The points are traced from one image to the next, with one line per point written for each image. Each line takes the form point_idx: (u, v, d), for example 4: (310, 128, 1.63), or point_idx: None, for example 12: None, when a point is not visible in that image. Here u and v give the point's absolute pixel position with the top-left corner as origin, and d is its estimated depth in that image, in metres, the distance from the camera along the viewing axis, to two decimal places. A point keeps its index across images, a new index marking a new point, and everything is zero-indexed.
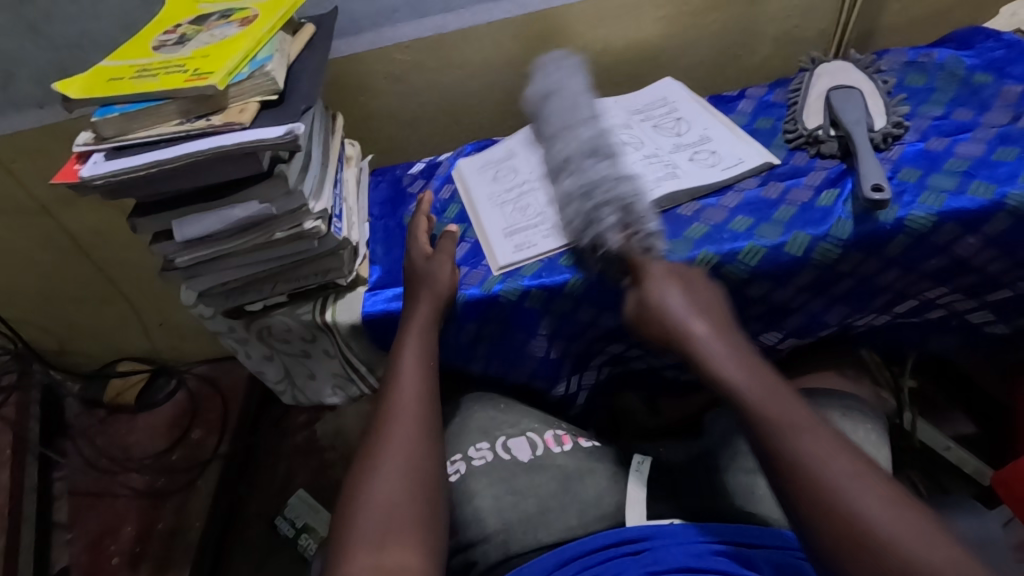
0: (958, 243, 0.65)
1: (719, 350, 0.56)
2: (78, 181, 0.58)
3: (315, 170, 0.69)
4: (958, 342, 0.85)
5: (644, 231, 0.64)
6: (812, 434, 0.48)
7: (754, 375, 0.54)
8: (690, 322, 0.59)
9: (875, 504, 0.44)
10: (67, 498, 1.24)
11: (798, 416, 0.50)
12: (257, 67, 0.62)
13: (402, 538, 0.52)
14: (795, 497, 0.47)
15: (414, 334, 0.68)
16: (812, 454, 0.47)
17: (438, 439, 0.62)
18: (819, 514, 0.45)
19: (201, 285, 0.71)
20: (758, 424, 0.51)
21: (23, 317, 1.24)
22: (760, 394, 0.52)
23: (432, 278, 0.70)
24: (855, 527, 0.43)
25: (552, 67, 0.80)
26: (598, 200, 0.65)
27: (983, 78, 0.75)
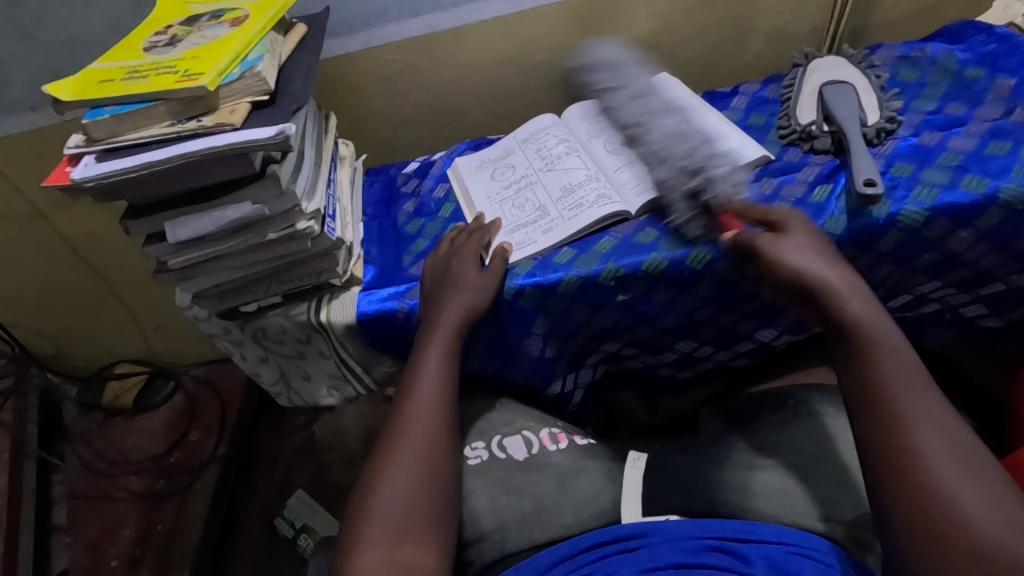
0: (950, 238, 0.65)
1: (854, 296, 0.57)
2: (69, 184, 0.58)
3: (307, 170, 0.69)
4: (953, 337, 0.85)
5: (740, 189, 0.68)
6: (923, 402, 0.51)
7: (881, 325, 0.55)
8: (821, 266, 0.59)
9: (974, 481, 0.47)
10: (66, 501, 1.24)
11: (918, 382, 0.52)
12: (248, 67, 0.62)
13: (417, 536, 0.54)
14: (887, 452, 0.50)
15: (442, 333, 0.65)
16: (929, 430, 0.49)
17: (454, 437, 0.62)
18: (913, 486, 0.48)
19: (195, 286, 0.71)
20: (887, 387, 0.52)
21: (20, 321, 1.24)
22: (884, 349, 0.54)
23: (453, 276, 0.69)
24: (950, 504, 0.46)
25: (602, 50, 0.88)
26: (704, 153, 0.70)
27: (975, 72, 0.75)
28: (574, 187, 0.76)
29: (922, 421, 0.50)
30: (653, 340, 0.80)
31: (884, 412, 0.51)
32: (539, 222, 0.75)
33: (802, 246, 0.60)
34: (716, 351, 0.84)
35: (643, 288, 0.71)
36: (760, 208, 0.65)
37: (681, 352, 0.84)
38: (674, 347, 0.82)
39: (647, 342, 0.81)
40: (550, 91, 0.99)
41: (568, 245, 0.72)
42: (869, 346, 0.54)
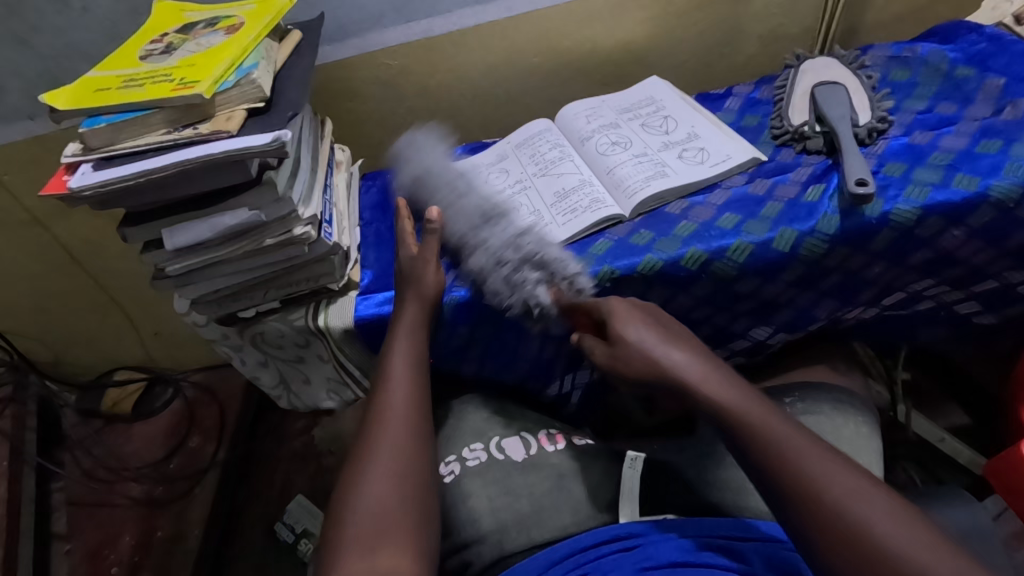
0: (943, 235, 0.66)
1: (704, 380, 0.55)
2: (67, 192, 0.59)
3: (304, 176, 0.70)
4: (947, 333, 0.85)
5: (569, 282, 0.68)
6: (803, 453, 0.49)
7: (748, 403, 0.53)
8: (669, 352, 0.57)
9: (889, 516, 0.45)
10: (65, 509, 1.23)
11: (796, 442, 0.50)
12: (243, 75, 0.62)
13: (394, 538, 0.53)
14: (812, 521, 0.47)
15: (399, 336, 0.68)
16: (823, 472, 0.48)
17: (429, 437, 0.63)
18: (829, 526, 0.46)
19: (193, 293, 0.71)
20: (763, 447, 0.50)
21: (17, 329, 1.24)
22: (759, 425, 0.51)
23: (419, 279, 0.71)
24: (891, 558, 0.43)
25: (419, 146, 0.87)
26: (517, 268, 0.69)
27: (965, 72, 0.76)
28: (567, 190, 0.77)
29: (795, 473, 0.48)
30: None
31: (781, 468, 0.49)
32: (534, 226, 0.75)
33: (655, 338, 0.58)
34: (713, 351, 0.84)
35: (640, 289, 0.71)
36: (593, 308, 0.64)
37: None
38: None
39: None
40: (545, 95, 0.99)
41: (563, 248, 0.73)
42: (739, 418, 0.52)
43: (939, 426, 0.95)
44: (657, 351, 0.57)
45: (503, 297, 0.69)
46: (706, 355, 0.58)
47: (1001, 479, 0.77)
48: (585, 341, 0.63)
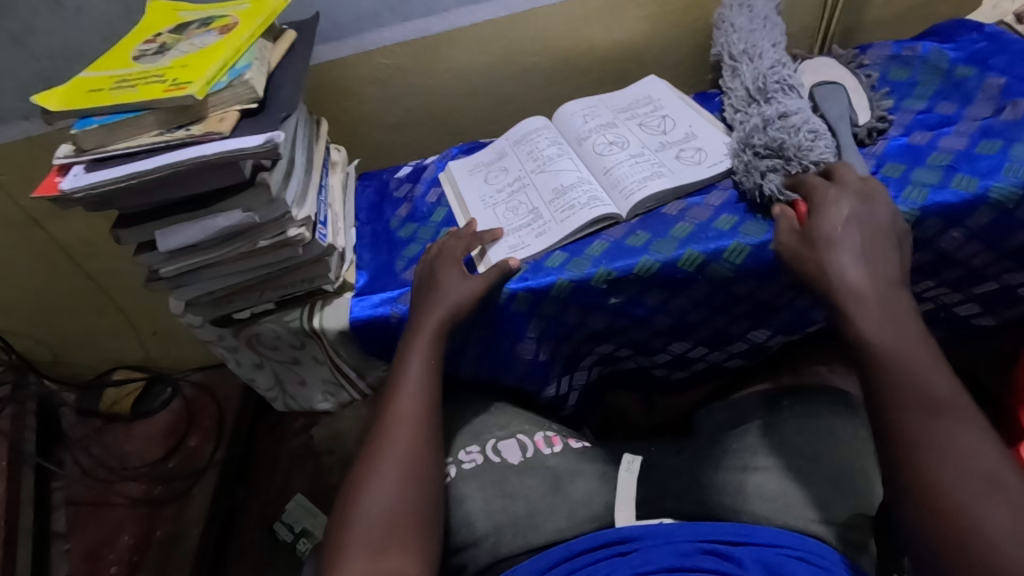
0: (942, 237, 0.65)
1: (870, 303, 0.55)
2: (59, 194, 0.58)
3: (298, 177, 0.69)
4: (948, 335, 0.84)
5: (801, 173, 0.67)
6: (954, 412, 0.49)
7: (906, 342, 0.53)
8: (851, 266, 0.57)
9: (987, 491, 0.45)
10: (65, 508, 1.24)
11: (946, 398, 0.50)
12: (236, 75, 0.61)
13: (401, 546, 0.53)
14: (913, 469, 0.48)
15: (419, 338, 0.67)
16: (945, 433, 0.48)
17: (438, 443, 0.63)
18: (927, 482, 0.47)
19: (188, 294, 0.71)
20: (898, 388, 0.51)
21: (16, 328, 1.24)
22: (913, 365, 0.52)
23: (431, 286, 0.69)
24: (967, 520, 0.45)
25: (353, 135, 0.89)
26: (811, 136, 0.69)
27: (965, 71, 0.75)
28: (563, 190, 0.76)
29: (907, 418, 0.50)
30: (646, 342, 0.80)
31: (893, 404, 0.51)
32: (532, 225, 0.75)
33: (828, 242, 0.59)
34: (711, 352, 0.83)
35: (636, 291, 0.71)
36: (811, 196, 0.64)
37: (675, 354, 0.83)
38: (668, 349, 0.82)
39: (640, 344, 0.81)
40: (542, 94, 0.98)
41: (559, 249, 0.72)
42: (895, 353, 0.53)
43: None
44: (827, 275, 0.58)
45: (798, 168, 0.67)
46: (889, 263, 0.58)
47: None
48: (783, 213, 0.65)
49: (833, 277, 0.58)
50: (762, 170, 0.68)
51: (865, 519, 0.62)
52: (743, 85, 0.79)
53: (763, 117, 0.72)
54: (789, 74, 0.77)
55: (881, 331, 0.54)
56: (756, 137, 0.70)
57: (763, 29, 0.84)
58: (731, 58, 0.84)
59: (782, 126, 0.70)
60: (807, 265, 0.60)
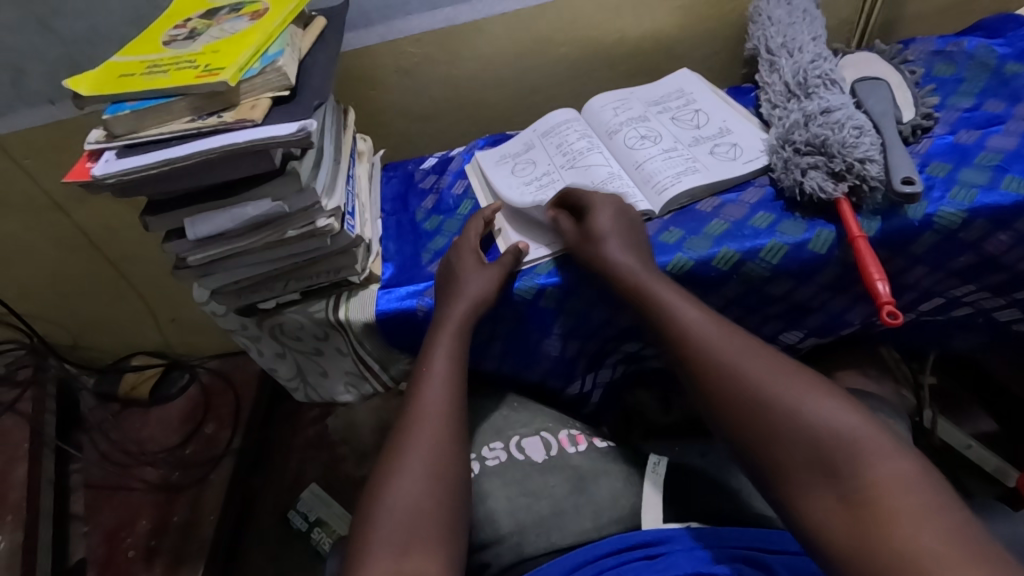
0: (987, 240, 0.63)
1: (696, 322, 0.57)
2: (90, 180, 0.58)
3: (327, 166, 0.68)
4: (983, 340, 0.82)
5: (846, 164, 0.63)
6: (785, 394, 0.49)
7: (731, 347, 0.54)
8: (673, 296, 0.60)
9: (851, 459, 0.44)
10: (83, 491, 1.25)
11: (770, 383, 0.50)
12: (268, 62, 0.60)
13: (426, 545, 0.52)
14: (783, 474, 0.47)
15: (447, 335, 0.66)
16: (789, 428, 0.48)
17: (464, 442, 0.61)
18: (799, 480, 0.46)
19: (214, 283, 0.71)
20: (733, 403, 0.51)
21: (38, 312, 1.25)
22: (735, 369, 0.52)
23: (465, 281, 0.68)
24: (851, 501, 0.43)
25: None
26: (856, 129, 0.65)
27: (1015, 68, 0.72)
28: (595, 185, 0.75)
29: (786, 450, 0.47)
30: None
31: (767, 445, 0.48)
32: None
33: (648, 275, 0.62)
34: None
35: None
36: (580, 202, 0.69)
37: None
38: None
39: None
40: (569, 86, 0.97)
41: None
42: (718, 366, 0.53)
43: (966, 433, 0.93)
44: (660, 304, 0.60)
45: (837, 160, 0.64)
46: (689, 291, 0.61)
47: None
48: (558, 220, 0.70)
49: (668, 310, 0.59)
50: (802, 168, 0.66)
51: None
52: (782, 79, 0.77)
53: (804, 112, 0.70)
54: (831, 67, 0.75)
55: (747, 363, 0.52)
56: (796, 133, 0.68)
57: (802, 22, 0.81)
58: (768, 53, 0.81)
59: (826, 121, 0.67)
60: (659, 314, 0.60)
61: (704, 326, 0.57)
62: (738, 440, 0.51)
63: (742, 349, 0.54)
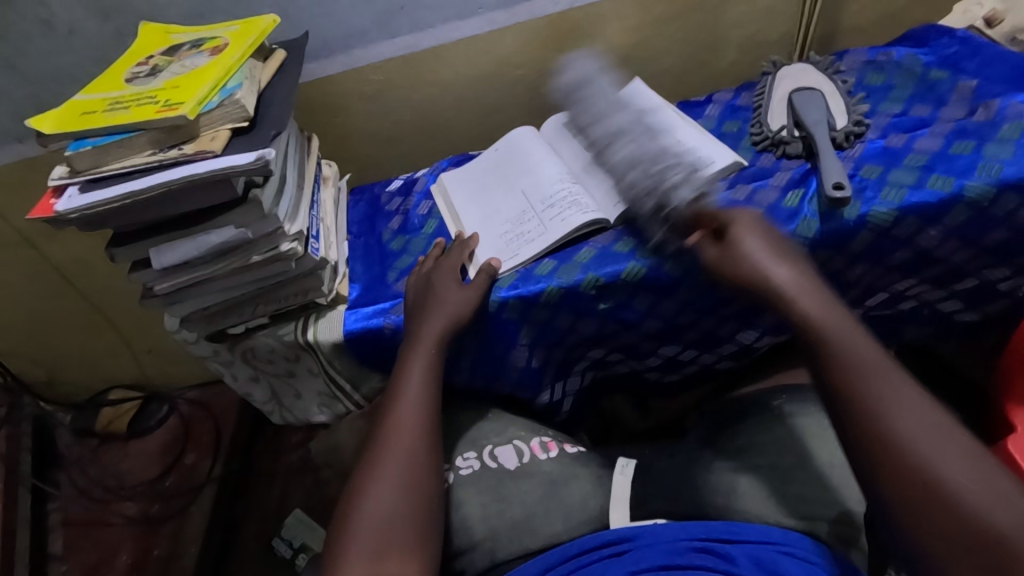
0: (920, 236, 0.67)
1: (803, 293, 0.58)
2: (54, 215, 0.59)
3: (290, 192, 0.71)
4: (932, 333, 0.86)
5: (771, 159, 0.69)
6: (890, 378, 0.52)
7: (837, 323, 0.56)
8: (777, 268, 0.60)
9: (947, 448, 0.47)
10: (62, 529, 1.23)
11: (877, 365, 0.52)
12: (227, 95, 0.63)
13: (398, 556, 0.54)
14: (867, 445, 0.50)
15: (421, 350, 0.67)
16: (887, 406, 0.50)
17: (437, 453, 0.63)
18: (880, 451, 0.49)
19: (182, 310, 0.72)
20: (841, 370, 0.53)
21: (11, 350, 1.25)
22: (839, 339, 0.55)
23: (436, 296, 0.70)
24: (930, 481, 0.46)
25: None
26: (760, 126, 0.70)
27: (939, 74, 0.77)
28: (552, 198, 0.77)
29: (889, 427, 0.49)
30: (637, 346, 0.82)
31: (940, 535, 0.45)
32: (524, 233, 0.76)
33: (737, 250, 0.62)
34: (701, 355, 0.85)
35: (624, 296, 0.72)
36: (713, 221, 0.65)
37: (665, 357, 0.85)
38: (658, 353, 0.83)
39: (631, 348, 0.82)
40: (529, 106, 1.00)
41: (548, 256, 0.74)
42: (827, 335, 0.55)
43: None
44: (756, 274, 0.61)
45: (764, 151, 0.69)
46: (796, 262, 0.61)
47: None
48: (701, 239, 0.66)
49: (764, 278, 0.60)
50: None
51: (849, 517, 0.63)
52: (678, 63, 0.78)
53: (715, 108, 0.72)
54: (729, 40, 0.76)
55: (856, 342, 0.54)
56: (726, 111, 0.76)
57: None
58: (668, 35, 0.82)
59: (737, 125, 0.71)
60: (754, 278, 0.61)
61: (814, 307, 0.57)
62: (841, 405, 0.53)
63: (930, 423, 0.49)
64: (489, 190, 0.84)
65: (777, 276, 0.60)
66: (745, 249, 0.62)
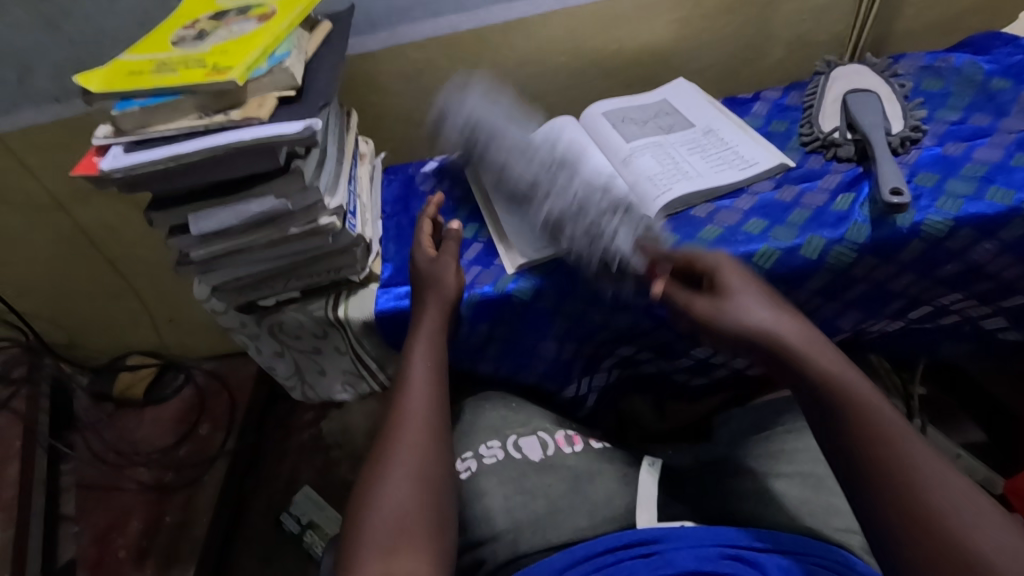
0: (973, 249, 0.65)
1: (812, 349, 0.56)
2: (97, 174, 0.59)
3: (330, 166, 0.70)
4: (968, 350, 0.84)
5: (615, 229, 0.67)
6: (907, 439, 0.49)
7: (848, 381, 0.53)
8: (768, 315, 0.58)
9: (966, 507, 0.45)
10: (75, 491, 1.24)
11: (894, 424, 0.50)
12: (275, 63, 0.62)
13: (412, 545, 0.52)
14: (894, 498, 0.47)
15: (422, 341, 0.67)
16: (908, 455, 0.48)
17: (448, 446, 0.62)
18: (905, 504, 0.46)
19: (215, 279, 0.71)
20: (856, 425, 0.51)
21: (35, 310, 1.25)
22: (849, 394, 0.52)
23: (439, 280, 0.70)
24: (953, 535, 0.44)
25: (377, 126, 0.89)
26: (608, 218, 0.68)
27: (1001, 84, 0.75)
28: None
29: (909, 480, 0.47)
30: (669, 345, 0.80)
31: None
32: None
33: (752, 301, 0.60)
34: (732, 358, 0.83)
35: None
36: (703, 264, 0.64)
37: (697, 359, 0.83)
38: (690, 353, 0.82)
39: (662, 347, 0.81)
40: (569, 94, 0.99)
41: None
42: (843, 394, 0.52)
43: (953, 442, 0.93)
44: (760, 320, 0.58)
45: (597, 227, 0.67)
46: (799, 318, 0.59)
47: None
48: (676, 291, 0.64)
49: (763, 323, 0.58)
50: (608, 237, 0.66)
51: None
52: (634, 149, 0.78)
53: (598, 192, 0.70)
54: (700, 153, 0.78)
55: (865, 393, 0.52)
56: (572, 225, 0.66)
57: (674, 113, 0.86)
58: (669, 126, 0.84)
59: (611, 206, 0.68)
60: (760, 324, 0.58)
61: (826, 365, 0.54)
62: (859, 459, 0.49)
63: (945, 480, 0.47)
64: None
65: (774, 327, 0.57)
66: (741, 299, 0.60)
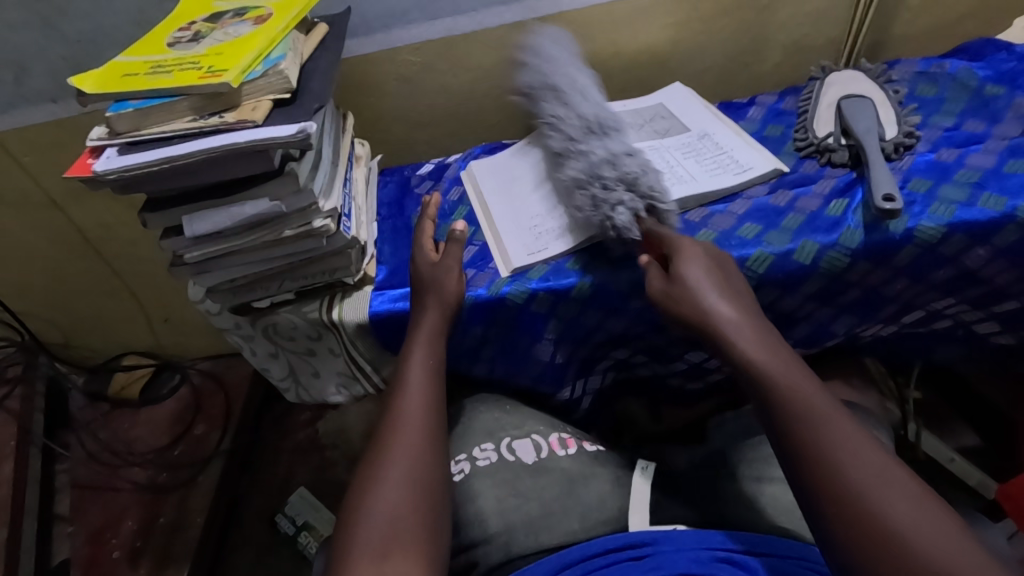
0: (966, 254, 0.65)
1: (747, 338, 0.56)
2: (91, 175, 0.59)
3: (325, 168, 0.70)
4: (962, 355, 0.84)
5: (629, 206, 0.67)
6: (831, 419, 0.49)
7: (784, 367, 0.53)
8: (717, 302, 0.58)
9: (887, 486, 0.45)
10: (70, 491, 1.24)
11: (822, 407, 0.50)
12: (271, 65, 0.62)
13: (404, 548, 0.52)
14: (822, 487, 0.46)
15: (421, 343, 0.67)
16: (827, 433, 0.48)
17: (442, 450, 0.62)
18: (831, 491, 0.46)
19: (209, 281, 0.71)
20: (784, 409, 0.51)
21: (30, 309, 1.25)
22: (787, 382, 0.52)
23: (440, 285, 0.70)
24: (875, 518, 0.43)
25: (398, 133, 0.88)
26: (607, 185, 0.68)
27: (995, 90, 0.75)
28: None
29: (836, 463, 0.46)
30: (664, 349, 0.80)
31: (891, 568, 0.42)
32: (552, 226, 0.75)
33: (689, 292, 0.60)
34: None
35: None
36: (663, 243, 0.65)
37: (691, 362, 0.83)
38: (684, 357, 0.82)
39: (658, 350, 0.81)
40: None
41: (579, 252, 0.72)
42: (772, 384, 0.52)
43: (948, 446, 0.93)
44: (698, 310, 0.59)
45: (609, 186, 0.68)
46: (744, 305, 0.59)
47: (1014, 501, 0.75)
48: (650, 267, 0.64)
49: (702, 313, 0.58)
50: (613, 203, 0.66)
51: None
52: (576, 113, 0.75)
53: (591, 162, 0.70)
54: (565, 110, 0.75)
55: (794, 377, 0.52)
56: (605, 169, 0.68)
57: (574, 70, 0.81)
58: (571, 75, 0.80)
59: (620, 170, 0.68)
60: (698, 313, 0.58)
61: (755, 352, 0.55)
62: (788, 445, 0.50)
63: (864, 459, 0.46)
64: (515, 183, 0.83)
65: (715, 314, 0.58)
66: (686, 283, 0.60)
